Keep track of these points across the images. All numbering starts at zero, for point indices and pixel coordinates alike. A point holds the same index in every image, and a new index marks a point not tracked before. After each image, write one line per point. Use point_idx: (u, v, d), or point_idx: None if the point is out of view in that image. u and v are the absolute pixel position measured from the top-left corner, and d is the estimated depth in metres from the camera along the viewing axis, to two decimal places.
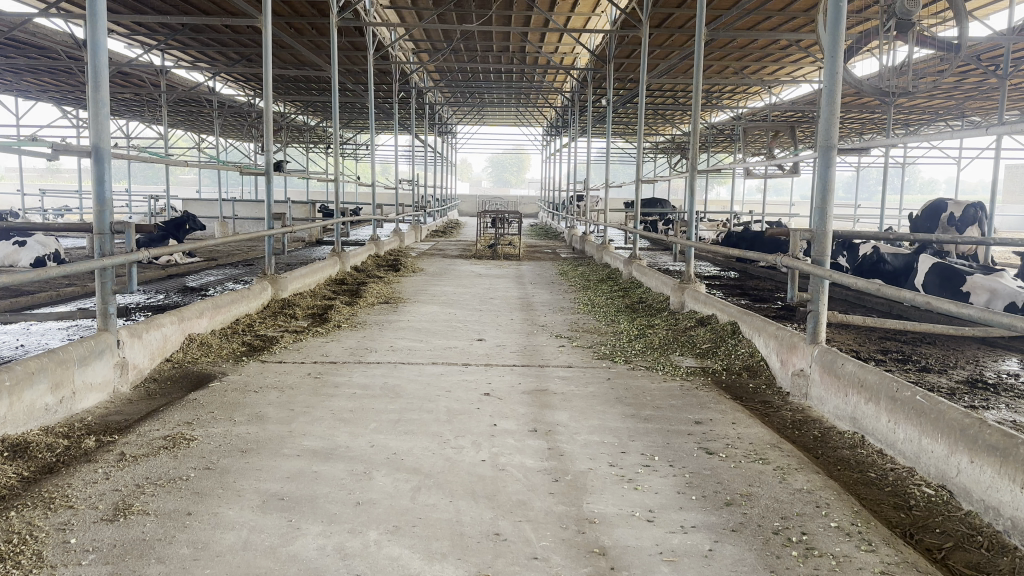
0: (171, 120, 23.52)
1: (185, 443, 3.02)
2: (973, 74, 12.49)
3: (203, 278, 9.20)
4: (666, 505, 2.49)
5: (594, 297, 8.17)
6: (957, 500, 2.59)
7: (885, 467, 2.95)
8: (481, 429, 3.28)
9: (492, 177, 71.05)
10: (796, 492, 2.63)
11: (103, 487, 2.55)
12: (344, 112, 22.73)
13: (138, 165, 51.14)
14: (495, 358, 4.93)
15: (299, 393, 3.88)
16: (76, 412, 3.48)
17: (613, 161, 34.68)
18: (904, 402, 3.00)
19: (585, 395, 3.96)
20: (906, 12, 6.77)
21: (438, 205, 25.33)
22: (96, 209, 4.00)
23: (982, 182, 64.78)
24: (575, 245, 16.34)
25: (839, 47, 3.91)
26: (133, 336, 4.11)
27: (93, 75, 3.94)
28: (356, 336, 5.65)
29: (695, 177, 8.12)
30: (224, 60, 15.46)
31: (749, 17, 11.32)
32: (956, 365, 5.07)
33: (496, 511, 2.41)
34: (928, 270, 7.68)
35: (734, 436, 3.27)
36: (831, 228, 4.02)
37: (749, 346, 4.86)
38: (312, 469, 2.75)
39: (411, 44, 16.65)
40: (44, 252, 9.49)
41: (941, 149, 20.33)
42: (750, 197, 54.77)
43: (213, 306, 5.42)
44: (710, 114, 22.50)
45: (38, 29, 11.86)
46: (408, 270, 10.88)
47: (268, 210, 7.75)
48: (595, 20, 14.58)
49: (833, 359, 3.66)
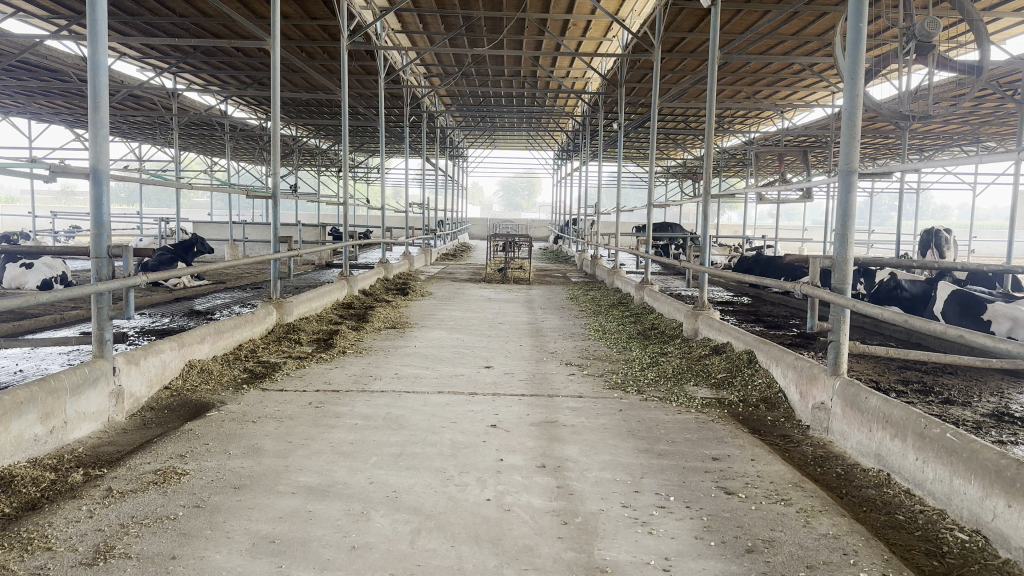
0: (183, 143, 23.77)
1: (176, 477, 2.89)
2: (991, 98, 12.38)
3: (211, 301, 9.14)
4: (683, 552, 2.31)
5: (604, 323, 8.01)
6: (994, 546, 2.38)
7: (915, 509, 2.76)
8: (487, 465, 3.13)
9: (503, 202, 71.78)
10: (822, 538, 2.44)
11: (85, 527, 2.41)
12: (356, 136, 22.92)
13: (152, 189, 51.90)
14: (502, 387, 4.76)
15: (298, 424, 3.74)
16: (67, 443, 3.36)
17: (625, 185, 34.77)
18: (933, 439, 2.81)
19: (595, 427, 3.80)
20: (926, 35, 6.62)
21: (450, 228, 25.38)
22: (93, 232, 3.94)
23: (998, 209, 64.59)
24: (586, 269, 16.29)
25: (860, 70, 3.79)
26: (130, 363, 4.00)
27: (93, 95, 3.94)
28: (360, 363, 5.51)
29: (708, 201, 7.98)
30: (236, 85, 15.63)
31: (762, 41, 11.27)
32: (980, 397, 4.86)
33: (501, 558, 2.25)
34: (947, 297, 7.46)
35: (754, 474, 3.09)
36: (852, 254, 3.86)
37: (766, 375, 4.69)
38: (307, 509, 2.60)
39: (422, 69, 16.79)
40: (52, 274, 9.48)
41: (957, 174, 20.22)
42: (761, 221, 54.93)
43: (215, 331, 5.31)
44: (721, 139, 22.49)
45: (50, 52, 12.02)
46: (416, 294, 10.78)
47: (276, 234, 7.70)
48: (606, 45, 14.64)
49: (856, 393, 3.48)
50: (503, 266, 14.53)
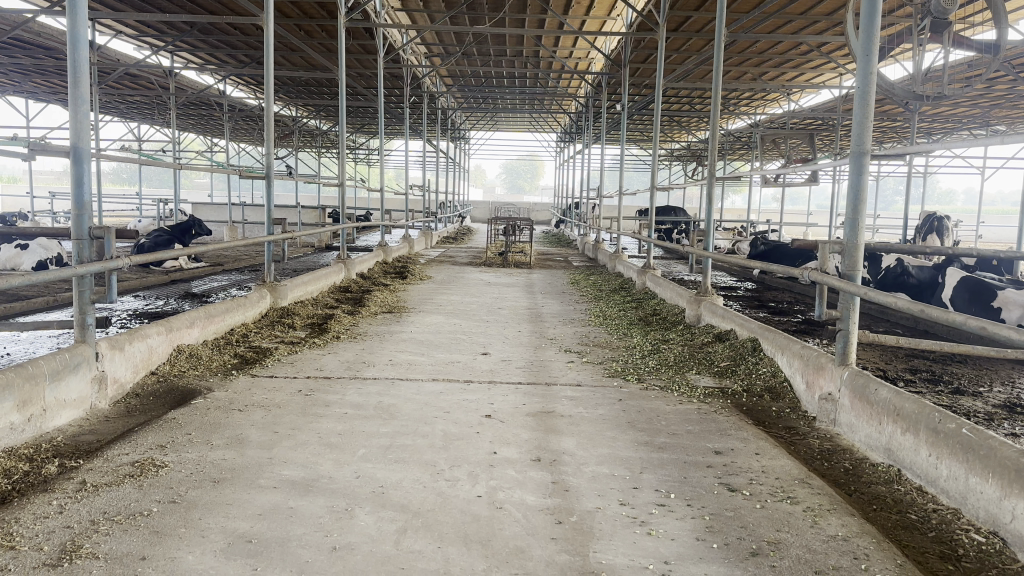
0: (182, 123, 23.47)
1: (153, 470, 2.76)
2: (1003, 80, 12.14)
3: (207, 284, 9.01)
4: (684, 555, 2.18)
5: (605, 308, 7.86)
6: (1014, 550, 2.24)
7: (927, 508, 2.62)
8: (479, 458, 3.00)
9: (504, 184, 71.60)
10: (830, 540, 2.31)
11: (52, 524, 2.29)
12: (356, 117, 22.66)
13: (152, 169, 51.57)
14: (499, 375, 4.61)
15: (286, 413, 3.61)
16: (46, 431, 3.23)
17: (627, 169, 34.57)
18: (948, 434, 2.67)
19: (593, 418, 3.67)
20: (941, 11, 6.42)
21: (451, 211, 25.15)
22: (74, 213, 3.78)
23: (1002, 194, 64.41)
24: (587, 253, 16.17)
25: (873, 47, 3.60)
26: (114, 348, 3.87)
27: (73, 70, 3.74)
28: (354, 349, 5.38)
29: (713, 184, 7.77)
30: (234, 64, 15.42)
31: (770, 20, 11.03)
32: (990, 387, 4.72)
33: (489, 561, 2.11)
34: (956, 284, 7.27)
35: (759, 470, 2.95)
36: (863, 240, 3.69)
37: (771, 365, 4.54)
38: (288, 505, 2.47)
39: (423, 48, 16.53)
40: (47, 255, 9.26)
41: (965, 159, 19.94)
42: (766, 205, 54.80)
43: (205, 316, 5.17)
44: (726, 121, 22.21)
45: (43, 28, 11.77)
46: (415, 278, 10.63)
47: (271, 216, 7.53)
48: (610, 24, 14.38)
49: (865, 384, 3.34)
50: (504, 250, 14.36)
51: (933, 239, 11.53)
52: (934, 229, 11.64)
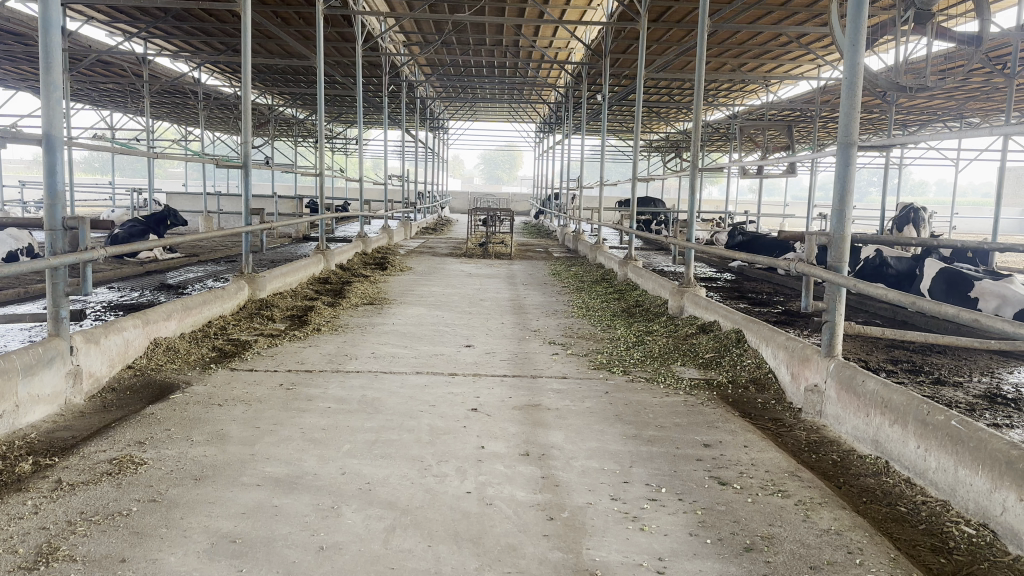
0: (155, 111, 22.95)
1: (131, 468, 2.66)
2: (979, 73, 12.29)
3: (183, 275, 8.81)
4: (677, 551, 2.16)
5: (588, 300, 7.85)
6: (1003, 542, 2.26)
7: (916, 500, 2.64)
8: (467, 453, 2.95)
9: (484, 174, 71.35)
10: (823, 534, 2.30)
11: (27, 525, 2.19)
12: (334, 106, 22.33)
13: (125, 159, 50.47)
14: (484, 368, 4.56)
15: (268, 408, 3.52)
16: (19, 428, 3.12)
17: (607, 159, 34.59)
18: (936, 426, 2.69)
19: (580, 411, 3.64)
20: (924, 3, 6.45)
21: (430, 201, 24.94)
22: (47, 203, 3.63)
23: (972, 185, 65.67)
24: (568, 244, 16.16)
25: (861, 37, 3.58)
26: (88, 342, 3.74)
27: (45, 55, 3.59)
28: (335, 341, 5.28)
29: (696, 175, 7.77)
30: (209, 51, 15.08)
31: (750, 11, 11.05)
32: (970, 377, 4.78)
33: (482, 560, 2.07)
34: (934, 275, 7.37)
35: (748, 462, 2.95)
36: (849, 232, 3.70)
37: (755, 356, 4.56)
38: (273, 503, 2.41)
39: (403, 36, 16.29)
40: (17, 245, 8.98)
41: (940, 150, 20.20)
42: (744, 196, 55.27)
43: (182, 308, 5.04)
44: (705, 112, 22.29)
45: (11, 13, 11.40)
46: (395, 269, 10.51)
47: (248, 205, 7.37)
48: (590, 14, 14.31)
49: (852, 375, 3.35)
50: (484, 241, 14.27)
51: (909, 231, 11.69)
52: (911, 219, 11.80)
